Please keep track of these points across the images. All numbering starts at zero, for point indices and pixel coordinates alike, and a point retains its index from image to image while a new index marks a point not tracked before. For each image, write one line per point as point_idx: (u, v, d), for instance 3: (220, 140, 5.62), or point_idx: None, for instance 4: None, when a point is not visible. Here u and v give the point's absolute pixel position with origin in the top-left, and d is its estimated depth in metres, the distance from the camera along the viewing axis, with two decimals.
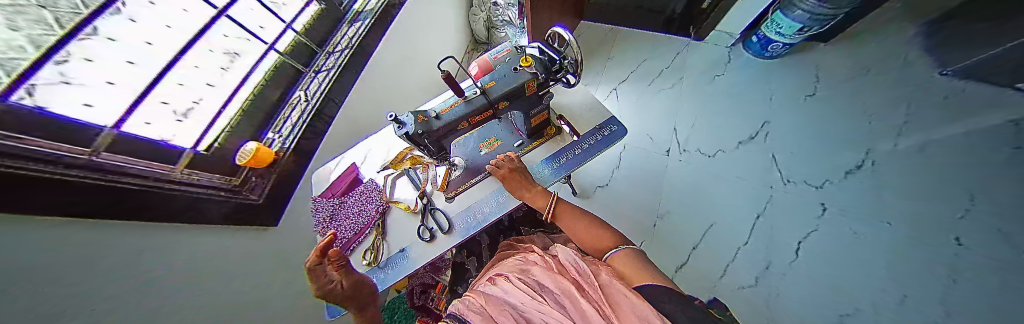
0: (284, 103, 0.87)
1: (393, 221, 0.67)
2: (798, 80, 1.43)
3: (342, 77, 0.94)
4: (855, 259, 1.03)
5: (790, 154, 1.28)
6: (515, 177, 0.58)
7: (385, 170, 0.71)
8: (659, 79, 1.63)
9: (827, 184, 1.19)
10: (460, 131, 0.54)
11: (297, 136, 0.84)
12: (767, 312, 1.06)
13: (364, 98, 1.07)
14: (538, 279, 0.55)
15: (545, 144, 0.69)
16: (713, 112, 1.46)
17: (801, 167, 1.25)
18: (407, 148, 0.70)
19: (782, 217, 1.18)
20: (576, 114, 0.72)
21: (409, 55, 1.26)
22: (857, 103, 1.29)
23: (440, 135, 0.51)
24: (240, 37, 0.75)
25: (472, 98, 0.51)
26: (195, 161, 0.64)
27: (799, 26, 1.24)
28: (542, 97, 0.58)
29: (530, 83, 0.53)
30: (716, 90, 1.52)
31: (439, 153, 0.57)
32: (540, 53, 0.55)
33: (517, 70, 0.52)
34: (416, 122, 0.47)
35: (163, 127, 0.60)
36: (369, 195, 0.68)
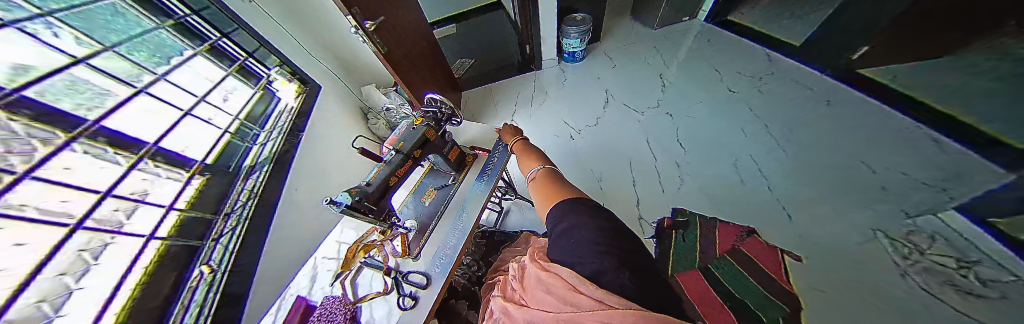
0: (181, 288, 0.70)
1: (366, 319, 0.59)
2: (603, 63, 2.24)
3: (251, 229, 0.87)
4: (708, 131, 1.60)
5: (630, 99, 1.92)
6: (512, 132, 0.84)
7: (338, 277, 0.68)
8: (535, 99, 2.18)
9: (660, 103, 1.83)
10: (393, 186, 0.66)
11: (212, 309, 0.69)
12: (704, 192, 1.38)
13: (286, 239, 0.99)
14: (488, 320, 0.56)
15: (470, 171, 0.87)
16: (578, 100, 2.05)
17: (641, 103, 1.88)
18: (353, 242, 0.69)
19: (658, 133, 1.69)
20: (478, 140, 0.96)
21: (320, 180, 1.26)
22: (637, 59, 2.16)
23: (377, 197, 0.62)
24: (96, 242, 0.60)
25: (390, 158, 0.66)
26: None
27: (578, 40, 2.07)
28: (444, 138, 0.79)
29: (428, 130, 0.72)
30: (570, 87, 2.18)
31: (382, 214, 0.66)
32: (427, 113, 0.79)
33: (414, 127, 0.72)
34: (352, 193, 0.56)
35: None
36: (327, 310, 0.61)
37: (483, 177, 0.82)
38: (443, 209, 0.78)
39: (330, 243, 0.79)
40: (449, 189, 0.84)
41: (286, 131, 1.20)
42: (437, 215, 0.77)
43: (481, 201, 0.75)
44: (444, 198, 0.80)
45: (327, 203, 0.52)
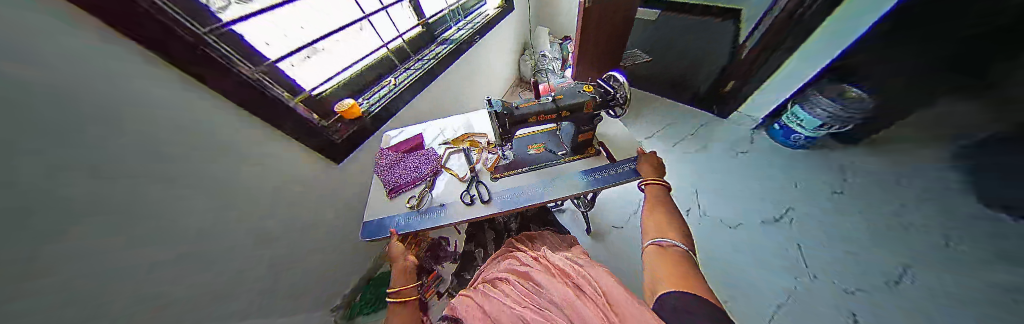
0: (376, 83, 1.07)
1: (441, 181, 0.81)
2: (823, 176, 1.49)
3: (422, 77, 1.18)
4: None
5: (817, 248, 1.26)
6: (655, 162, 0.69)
7: (446, 145, 0.90)
8: (684, 142, 1.76)
9: (859, 293, 1.13)
10: (527, 124, 0.65)
11: (380, 105, 1.02)
12: None
13: (429, 99, 1.33)
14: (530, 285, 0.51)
15: (582, 160, 0.77)
16: (735, 185, 1.52)
17: (826, 264, 1.21)
18: (468, 134, 0.92)
19: (809, 316, 1.09)
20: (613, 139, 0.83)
21: (467, 75, 1.56)
22: (884, 212, 1.33)
23: (513, 122, 0.63)
24: (360, 29, 0.98)
25: (544, 102, 0.62)
26: (306, 100, 0.81)
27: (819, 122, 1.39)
28: (592, 118, 0.68)
29: (588, 103, 0.62)
30: (742, 164, 1.60)
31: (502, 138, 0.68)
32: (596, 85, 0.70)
33: (579, 92, 0.63)
34: (502, 106, 0.61)
35: (300, 73, 0.82)
36: (429, 157, 0.86)
37: (591, 178, 0.73)
38: (538, 167, 0.78)
39: (459, 122, 1.03)
40: (553, 160, 0.78)
41: (477, 29, 1.46)
42: (528, 168, 0.78)
43: (568, 194, 0.70)
44: (544, 160, 0.79)
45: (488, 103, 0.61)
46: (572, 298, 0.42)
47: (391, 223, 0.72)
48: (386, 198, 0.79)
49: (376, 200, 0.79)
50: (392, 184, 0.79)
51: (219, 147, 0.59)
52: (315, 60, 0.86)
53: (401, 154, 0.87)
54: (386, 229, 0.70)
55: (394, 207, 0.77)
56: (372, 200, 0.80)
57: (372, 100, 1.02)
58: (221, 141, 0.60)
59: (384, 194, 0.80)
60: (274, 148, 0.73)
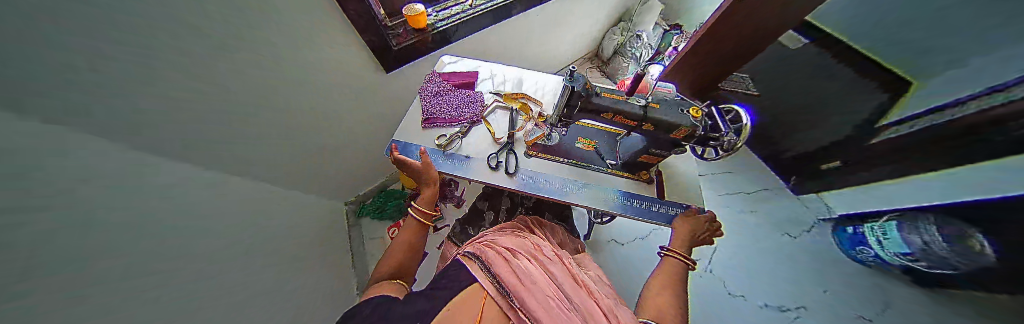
0: None
1: (475, 133, 0.75)
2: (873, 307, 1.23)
3: (500, 10, 1.06)
4: None
5: None
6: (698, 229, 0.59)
7: (495, 97, 0.81)
8: (733, 197, 1.56)
9: None
10: (600, 119, 0.54)
11: (448, 23, 0.96)
12: None
13: (497, 34, 1.21)
14: (553, 272, 0.52)
15: (630, 179, 0.69)
16: (764, 264, 1.35)
17: None
18: (522, 94, 0.79)
19: None
20: (674, 176, 0.72)
21: (547, 23, 1.40)
22: None
23: (586, 110, 0.52)
24: None
25: (632, 105, 0.50)
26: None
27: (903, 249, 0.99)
28: (673, 145, 0.56)
29: (682, 130, 0.50)
30: (791, 249, 1.36)
31: (562, 120, 0.58)
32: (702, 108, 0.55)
33: (683, 113, 0.50)
34: (584, 85, 0.48)
35: None
36: (474, 102, 0.79)
37: (626, 203, 0.66)
38: (578, 163, 0.70)
39: (517, 77, 0.92)
40: (598, 165, 0.69)
41: None
42: (568, 160, 0.70)
43: (594, 204, 0.65)
44: (588, 159, 0.70)
45: (568, 73, 0.49)
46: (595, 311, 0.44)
47: (414, 154, 0.71)
48: (419, 127, 0.76)
49: (408, 124, 0.76)
50: (429, 113, 0.75)
51: (274, 20, 0.65)
52: None
53: (448, 86, 0.81)
54: (408, 158, 0.70)
55: (422, 140, 0.74)
56: (404, 122, 0.77)
57: (441, 14, 0.96)
58: (276, 16, 0.65)
59: (418, 122, 0.77)
60: (327, 34, 0.78)
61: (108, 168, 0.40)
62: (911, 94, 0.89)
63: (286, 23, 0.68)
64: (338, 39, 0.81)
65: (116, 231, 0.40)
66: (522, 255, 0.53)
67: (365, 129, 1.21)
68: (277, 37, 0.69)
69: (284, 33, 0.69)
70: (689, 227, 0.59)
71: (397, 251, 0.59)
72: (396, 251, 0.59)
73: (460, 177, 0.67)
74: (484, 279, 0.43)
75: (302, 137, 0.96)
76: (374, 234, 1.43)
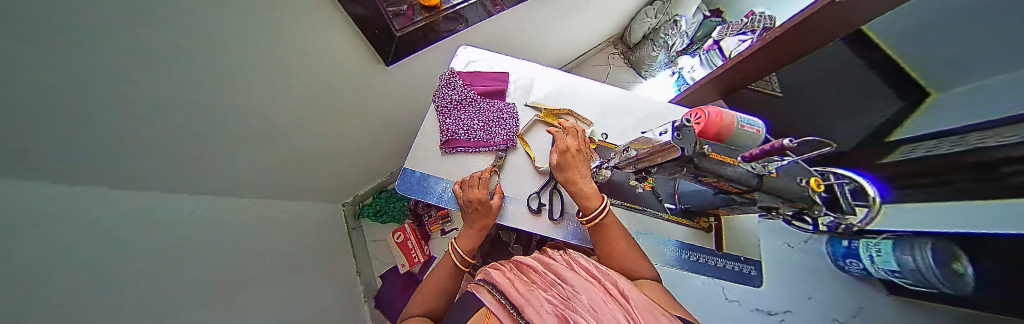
0: None
1: (509, 160, 0.61)
2: None
3: None
4: None
5: None
6: (578, 153, 0.53)
7: (532, 110, 0.66)
8: None
9: None
10: (694, 179, 0.43)
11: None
12: None
13: (526, 14, 1.00)
14: (555, 274, 0.45)
15: (690, 228, 0.60)
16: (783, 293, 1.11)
17: None
18: (566, 110, 0.65)
19: None
20: (734, 223, 0.63)
21: (586, 2, 1.19)
22: None
23: (680, 171, 0.41)
24: None
25: (742, 170, 0.38)
26: None
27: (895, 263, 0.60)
28: (760, 210, 0.48)
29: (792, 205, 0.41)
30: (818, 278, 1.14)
31: (639, 170, 0.47)
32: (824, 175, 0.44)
33: (802, 187, 0.39)
34: (694, 150, 0.35)
35: None
36: (505, 118, 0.62)
37: (685, 258, 0.58)
38: (632, 206, 0.60)
39: (564, 85, 0.71)
40: (654, 210, 0.60)
41: None
42: (620, 202, 0.60)
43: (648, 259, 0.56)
44: (643, 203, 0.60)
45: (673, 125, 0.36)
46: (602, 304, 0.37)
47: (433, 191, 0.57)
48: (437, 150, 0.60)
49: (421, 146, 0.60)
50: (448, 134, 0.59)
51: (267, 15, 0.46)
52: None
53: (473, 95, 0.63)
54: (428, 196, 0.57)
55: (443, 168, 0.59)
56: (418, 142, 0.61)
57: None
58: (270, 6, 0.46)
59: (437, 144, 0.61)
60: (325, 22, 0.58)
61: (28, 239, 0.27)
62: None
63: (279, 17, 0.49)
64: (333, 25, 0.60)
65: (82, 307, 0.30)
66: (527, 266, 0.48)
67: (366, 130, 1.05)
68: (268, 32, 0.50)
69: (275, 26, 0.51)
70: (576, 155, 0.52)
71: (429, 293, 0.50)
72: (433, 296, 0.49)
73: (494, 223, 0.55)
74: (493, 303, 0.39)
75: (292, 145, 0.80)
76: (377, 237, 1.37)
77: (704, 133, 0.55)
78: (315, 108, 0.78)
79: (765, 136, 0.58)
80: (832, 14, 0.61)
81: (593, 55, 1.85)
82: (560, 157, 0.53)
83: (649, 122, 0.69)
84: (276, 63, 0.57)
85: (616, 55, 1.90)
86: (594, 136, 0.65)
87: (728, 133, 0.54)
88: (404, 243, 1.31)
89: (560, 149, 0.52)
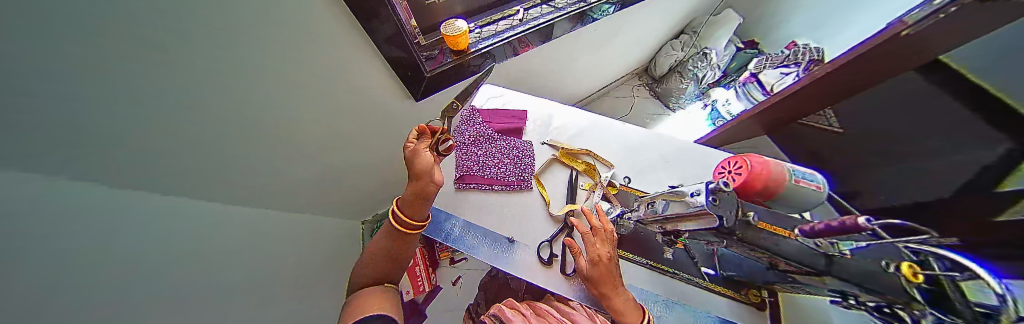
0: (499, 6, 0.83)
1: (521, 201, 0.58)
2: None
3: (557, 25, 0.90)
4: None
5: None
6: (609, 269, 0.41)
7: (547, 147, 0.65)
8: None
9: None
10: (749, 252, 0.36)
11: (493, 42, 0.80)
12: None
13: (551, 52, 1.05)
14: None
15: (735, 301, 0.50)
16: None
17: None
18: (586, 151, 0.63)
19: None
20: (800, 302, 0.50)
21: (610, 39, 1.22)
22: None
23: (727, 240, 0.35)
24: None
25: (801, 243, 0.32)
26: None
27: None
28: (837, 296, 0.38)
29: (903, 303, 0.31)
30: None
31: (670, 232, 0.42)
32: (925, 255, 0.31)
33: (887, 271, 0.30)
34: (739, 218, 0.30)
35: None
36: (520, 155, 0.62)
37: None
38: (662, 267, 0.53)
39: (585, 124, 0.69)
40: (686, 273, 0.53)
41: None
42: (643, 259, 0.54)
43: None
44: (672, 262, 0.53)
45: (707, 187, 0.32)
46: None
47: (442, 228, 0.56)
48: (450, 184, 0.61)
49: None
50: (463, 169, 0.60)
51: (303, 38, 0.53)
52: None
53: (490, 131, 0.65)
54: (436, 233, 0.55)
55: (453, 203, 0.59)
56: None
57: (487, 30, 0.80)
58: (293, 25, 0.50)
59: (451, 177, 0.61)
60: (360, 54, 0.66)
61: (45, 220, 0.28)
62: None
63: (320, 45, 0.57)
64: (366, 57, 0.68)
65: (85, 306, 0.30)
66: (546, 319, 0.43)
67: (389, 152, 1.11)
68: (303, 55, 0.57)
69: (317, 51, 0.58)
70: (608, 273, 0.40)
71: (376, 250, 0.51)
72: (377, 264, 0.50)
73: (500, 271, 0.51)
74: None
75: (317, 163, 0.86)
76: None
77: (750, 186, 0.48)
78: (344, 130, 0.84)
79: (831, 194, 0.48)
80: (885, 53, 0.55)
81: (617, 86, 1.83)
82: (588, 269, 0.42)
83: (682, 168, 0.63)
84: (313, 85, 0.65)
85: (642, 86, 1.85)
86: (615, 179, 0.61)
87: (779, 188, 0.46)
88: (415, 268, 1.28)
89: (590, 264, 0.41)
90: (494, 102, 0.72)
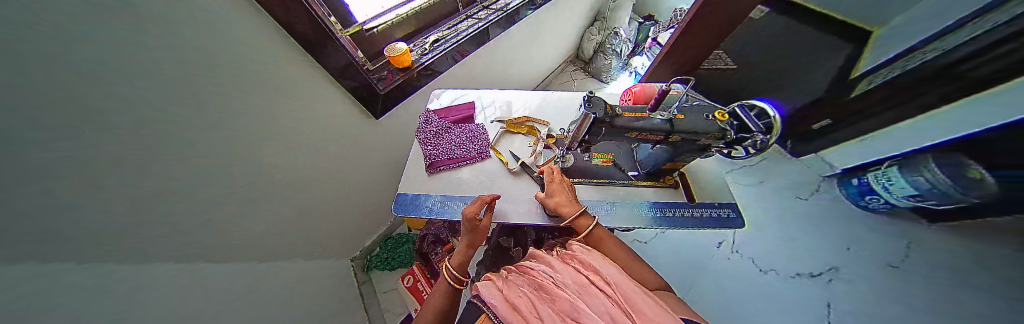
0: (432, 26, 0.98)
1: (485, 166, 0.71)
2: None
3: (485, 31, 1.07)
4: None
5: None
6: (562, 186, 0.60)
7: (497, 123, 0.79)
8: None
9: None
10: (628, 138, 0.51)
11: (438, 53, 0.94)
12: None
13: (488, 55, 1.22)
14: (550, 272, 0.51)
15: (657, 187, 0.67)
16: None
17: None
18: (526, 117, 0.80)
19: None
20: (696, 175, 0.70)
21: (533, 36, 1.43)
22: None
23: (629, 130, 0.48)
24: None
25: (655, 120, 0.47)
26: (357, 33, 0.74)
27: (911, 192, 0.71)
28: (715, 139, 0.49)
29: (720, 114, 0.48)
30: None
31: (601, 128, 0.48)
32: (732, 114, 0.49)
33: (710, 120, 0.48)
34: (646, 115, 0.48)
35: (369, 7, 0.74)
36: (476, 136, 0.75)
37: (660, 215, 0.62)
38: (601, 181, 0.67)
39: (522, 101, 0.86)
40: (621, 179, 0.67)
41: None
42: (587, 180, 0.68)
43: (629, 225, 0.60)
44: (607, 175, 0.68)
45: (585, 99, 0.46)
46: (588, 291, 0.43)
47: (422, 207, 0.64)
48: (424, 173, 0.70)
49: (410, 172, 0.70)
50: (432, 158, 0.70)
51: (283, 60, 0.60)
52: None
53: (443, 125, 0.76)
54: (417, 210, 0.63)
55: (430, 183, 0.68)
56: (408, 169, 0.71)
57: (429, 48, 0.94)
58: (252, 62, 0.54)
59: (423, 168, 0.71)
60: (327, 88, 0.74)
61: (98, 189, 0.35)
62: (874, 43, 0.71)
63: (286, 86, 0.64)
64: (329, 92, 0.75)
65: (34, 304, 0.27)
66: (514, 273, 0.56)
67: (370, 183, 1.13)
68: (289, 95, 0.65)
69: (286, 90, 0.64)
70: (560, 188, 0.60)
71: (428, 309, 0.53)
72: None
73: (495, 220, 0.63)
74: (501, 311, 0.43)
75: (304, 206, 0.87)
76: (388, 287, 1.30)
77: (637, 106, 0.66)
78: (323, 165, 0.86)
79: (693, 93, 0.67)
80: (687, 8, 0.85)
81: (558, 74, 2.09)
82: (548, 190, 0.60)
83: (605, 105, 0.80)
84: (289, 126, 0.69)
85: (578, 71, 2.12)
86: (553, 132, 0.77)
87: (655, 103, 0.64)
88: (415, 286, 1.24)
89: (551, 182, 0.60)
90: (445, 102, 0.86)
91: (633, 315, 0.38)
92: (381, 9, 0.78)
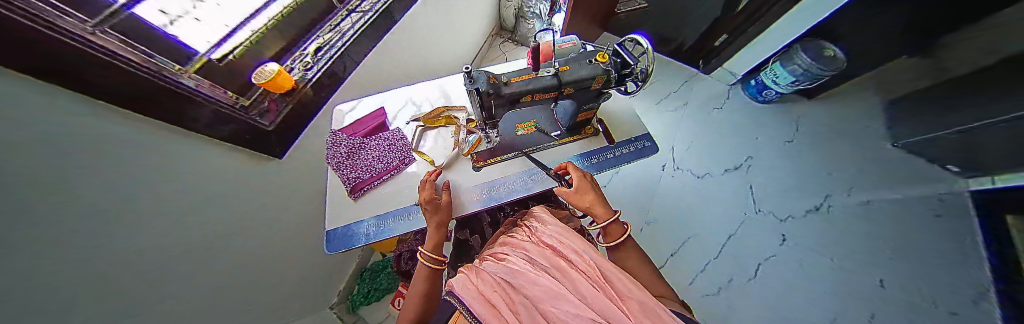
0: (311, 32, 0.82)
1: (412, 172, 0.68)
2: (811, 119, 1.37)
3: (376, 24, 0.93)
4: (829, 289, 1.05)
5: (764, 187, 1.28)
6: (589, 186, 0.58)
7: (415, 123, 0.74)
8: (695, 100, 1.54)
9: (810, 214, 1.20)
10: (524, 104, 0.51)
11: (326, 64, 0.81)
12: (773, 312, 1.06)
13: (394, 51, 1.10)
14: (530, 257, 0.51)
15: (579, 140, 0.70)
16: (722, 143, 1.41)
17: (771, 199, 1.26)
18: (443, 107, 0.76)
19: (749, 241, 1.20)
20: (612, 117, 0.74)
21: (442, 16, 1.31)
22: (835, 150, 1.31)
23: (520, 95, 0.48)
24: None
25: (543, 78, 0.48)
26: (207, 67, 0.57)
27: (793, 80, 1.23)
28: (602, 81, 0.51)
29: (600, 55, 0.51)
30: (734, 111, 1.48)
31: (493, 101, 0.47)
32: (611, 54, 0.52)
33: (591, 62, 0.50)
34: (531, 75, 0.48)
35: (208, 31, 0.58)
36: (393, 143, 0.70)
37: (588, 163, 0.66)
38: (529, 150, 0.69)
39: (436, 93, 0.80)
40: (547, 142, 0.69)
41: None
42: (515, 153, 0.68)
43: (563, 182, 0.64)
44: (533, 142, 0.69)
45: (466, 75, 0.43)
46: (574, 279, 0.44)
47: (356, 234, 0.60)
48: (347, 198, 0.65)
49: (332, 201, 0.64)
50: (351, 182, 0.64)
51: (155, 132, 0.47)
52: (198, 22, 0.56)
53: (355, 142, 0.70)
54: (352, 240, 0.60)
55: (358, 207, 0.64)
56: (331, 200, 0.65)
57: (315, 62, 0.80)
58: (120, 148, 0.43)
59: (345, 194, 0.65)
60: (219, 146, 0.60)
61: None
62: None
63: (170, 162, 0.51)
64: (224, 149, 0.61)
65: None
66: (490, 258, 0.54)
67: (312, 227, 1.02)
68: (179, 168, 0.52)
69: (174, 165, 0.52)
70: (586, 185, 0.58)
71: (413, 300, 0.54)
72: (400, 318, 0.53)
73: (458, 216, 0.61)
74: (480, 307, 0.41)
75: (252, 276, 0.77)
76: (380, 317, 1.26)
77: None
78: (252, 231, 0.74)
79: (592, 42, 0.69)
80: None
81: (487, 50, 2.00)
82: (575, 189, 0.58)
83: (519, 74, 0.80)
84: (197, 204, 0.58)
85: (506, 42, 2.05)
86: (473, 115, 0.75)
87: None
88: None
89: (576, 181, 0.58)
90: (354, 116, 0.77)
91: (617, 299, 0.40)
92: (227, 29, 0.62)
